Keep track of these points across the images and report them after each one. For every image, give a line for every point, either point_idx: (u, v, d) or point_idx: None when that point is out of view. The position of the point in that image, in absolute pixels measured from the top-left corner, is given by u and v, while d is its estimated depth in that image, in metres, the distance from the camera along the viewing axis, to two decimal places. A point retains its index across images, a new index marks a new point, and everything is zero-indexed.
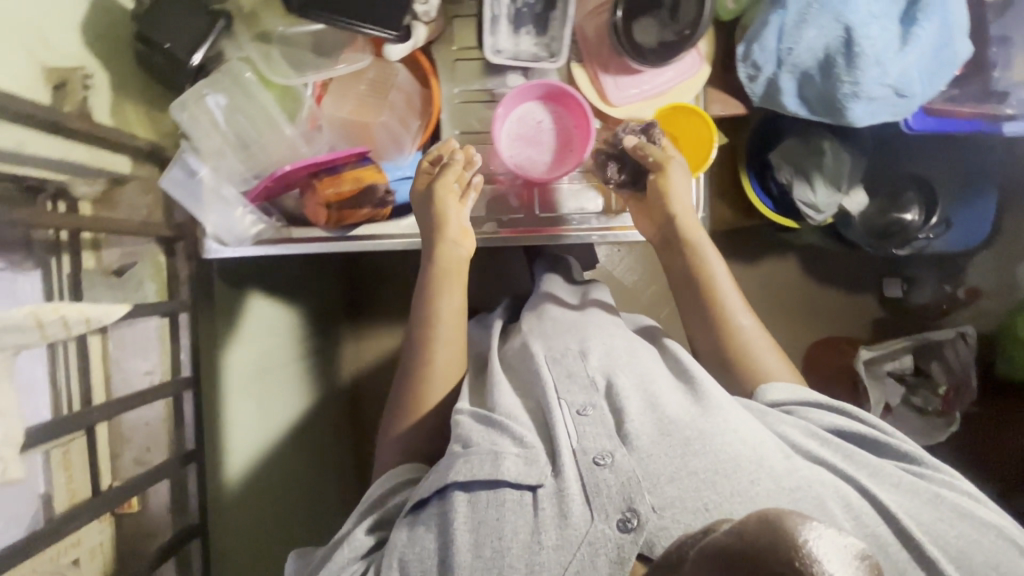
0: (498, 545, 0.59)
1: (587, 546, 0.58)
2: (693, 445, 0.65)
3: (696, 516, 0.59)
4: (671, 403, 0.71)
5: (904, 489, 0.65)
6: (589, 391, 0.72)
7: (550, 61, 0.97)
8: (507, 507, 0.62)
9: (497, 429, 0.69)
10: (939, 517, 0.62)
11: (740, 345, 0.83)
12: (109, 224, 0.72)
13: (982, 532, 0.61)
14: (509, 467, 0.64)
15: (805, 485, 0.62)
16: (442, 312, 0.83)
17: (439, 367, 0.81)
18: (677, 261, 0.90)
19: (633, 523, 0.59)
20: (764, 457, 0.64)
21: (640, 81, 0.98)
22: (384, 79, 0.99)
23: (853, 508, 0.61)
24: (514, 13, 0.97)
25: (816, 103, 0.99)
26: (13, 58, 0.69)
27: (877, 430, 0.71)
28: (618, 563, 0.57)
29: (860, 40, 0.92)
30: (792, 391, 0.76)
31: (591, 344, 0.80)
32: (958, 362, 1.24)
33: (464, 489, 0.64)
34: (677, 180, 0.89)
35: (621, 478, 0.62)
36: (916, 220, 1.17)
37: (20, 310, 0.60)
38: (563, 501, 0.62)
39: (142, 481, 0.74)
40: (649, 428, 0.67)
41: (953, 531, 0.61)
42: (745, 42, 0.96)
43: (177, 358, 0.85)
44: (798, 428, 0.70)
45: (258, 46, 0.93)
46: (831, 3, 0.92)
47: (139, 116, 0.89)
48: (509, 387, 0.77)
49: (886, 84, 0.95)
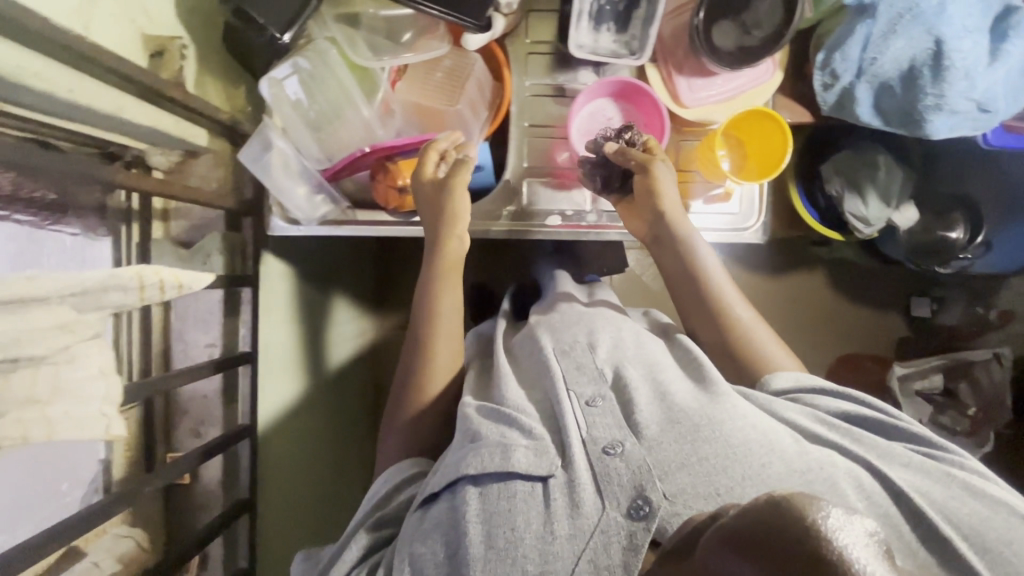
0: (510, 536, 0.53)
1: (600, 536, 0.52)
2: (702, 431, 0.59)
3: (709, 501, 0.54)
4: (679, 390, 0.66)
5: (915, 468, 0.58)
6: (598, 382, 0.66)
7: (633, 59, 0.79)
8: (518, 499, 0.56)
9: (507, 423, 0.63)
10: (951, 495, 0.55)
11: (749, 334, 0.76)
12: (202, 197, 0.73)
13: (996, 510, 0.54)
14: (519, 459, 0.58)
15: (816, 467, 0.56)
16: (444, 306, 0.78)
17: (444, 357, 0.76)
18: (667, 256, 0.81)
19: (645, 510, 0.53)
20: (775, 441, 0.59)
21: (724, 85, 0.82)
22: (461, 69, 0.85)
23: (865, 490, 0.55)
24: (595, 8, 0.78)
25: (894, 117, 0.77)
26: (114, 24, 0.62)
27: (886, 413, 0.65)
28: (631, 552, 0.51)
29: (951, 54, 0.71)
30: (795, 380, 0.69)
31: (599, 335, 0.73)
32: (991, 385, 1.24)
33: (474, 482, 0.58)
34: (667, 178, 0.77)
35: (633, 467, 0.56)
36: (961, 238, 1.11)
37: (125, 267, 0.51)
38: (573, 489, 0.56)
39: (201, 455, 0.74)
40: (656, 416, 0.62)
41: (965, 508, 0.54)
42: (824, 49, 0.76)
43: (235, 333, 0.85)
44: (804, 414, 0.64)
45: (343, 28, 0.80)
46: (924, 12, 0.71)
47: (220, 91, 0.80)
48: (516, 381, 0.70)
49: (973, 101, 0.74)
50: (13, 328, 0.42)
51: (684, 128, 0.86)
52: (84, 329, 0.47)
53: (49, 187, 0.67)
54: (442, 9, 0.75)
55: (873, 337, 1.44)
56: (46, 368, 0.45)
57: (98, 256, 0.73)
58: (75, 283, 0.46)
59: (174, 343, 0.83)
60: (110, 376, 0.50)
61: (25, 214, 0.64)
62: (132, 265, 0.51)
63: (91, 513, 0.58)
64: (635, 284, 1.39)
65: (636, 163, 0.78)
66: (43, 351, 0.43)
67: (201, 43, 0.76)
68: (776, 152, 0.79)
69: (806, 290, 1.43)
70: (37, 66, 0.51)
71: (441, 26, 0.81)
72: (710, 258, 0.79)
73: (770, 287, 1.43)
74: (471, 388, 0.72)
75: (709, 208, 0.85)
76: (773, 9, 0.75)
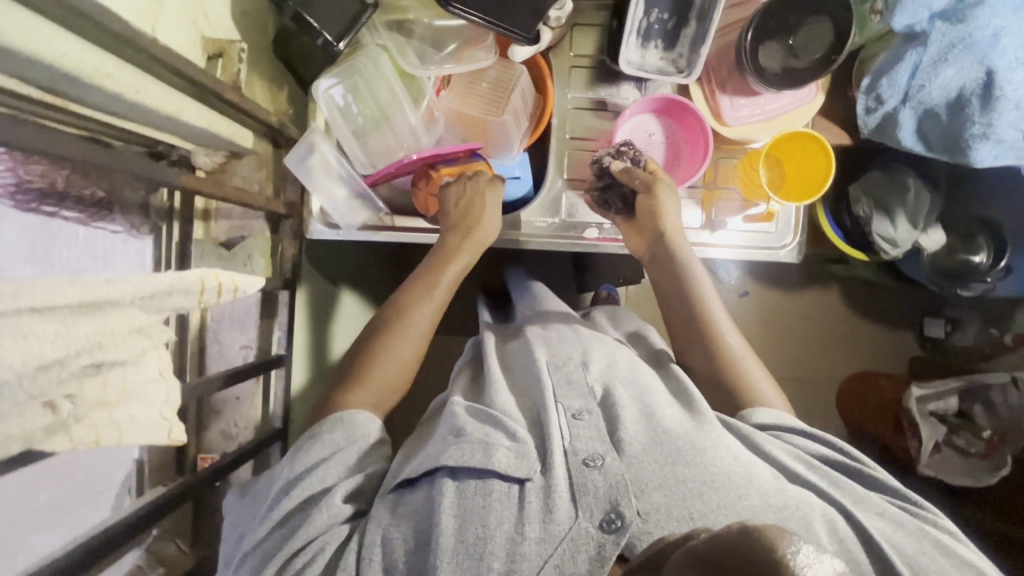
0: (482, 533, 0.54)
1: (569, 543, 0.52)
2: (684, 455, 0.59)
3: (681, 524, 0.54)
4: (666, 413, 0.66)
5: (887, 518, 0.59)
6: (587, 398, 0.65)
7: (681, 76, 0.79)
8: (494, 497, 0.56)
9: (492, 424, 0.63)
10: (921, 550, 0.56)
11: (738, 358, 0.74)
12: (249, 200, 0.74)
13: (961, 571, 0.55)
14: (500, 459, 0.58)
15: (792, 504, 0.56)
16: (428, 314, 0.76)
17: (411, 347, 0.74)
18: (662, 278, 0.80)
19: (618, 524, 0.53)
20: (754, 474, 0.59)
21: (766, 106, 0.83)
22: (506, 81, 0.85)
23: (838, 532, 0.55)
24: (643, 25, 0.79)
25: (938, 143, 0.78)
26: (176, 28, 0.63)
27: (862, 463, 0.66)
28: (598, 563, 0.51)
29: (1004, 84, 0.71)
30: (779, 417, 0.68)
31: (593, 354, 0.73)
32: (1007, 409, 1.19)
33: (452, 475, 0.58)
34: (670, 198, 0.79)
35: (610, 481, 0.56)
36: (984, 263, 1.10)
37: (191, 271, 0.50)
38: (549, 495, 0.56)
39: (235, 459, 0.75)
40: (641, 435, 0.62)
41: (934, 565, 0.55)
42: (870, 75, 0.79)
43: (272, 335, 0.87)
44: (785, 451, 0.64)
45: (394, 36, 0.80)
46: (978, 42, 0.71)
47: (267, 93, 0.81)
48: (506, 388, 0.71)
49: (1020, 131, 0.74)
50: (97, 332, 0.41)
51: (724, 146, 0.87)
52: (157, 333, 0.47)
53: (98, 184, 0.67)
54: (491, 20, 0.76)
55: (884, 356, 1.45)
56: (115, 372, 0.44)
57: (140, 254, 0.73)
58: (146, 286, 0.45)
59: (210, 344, 0.82)
60: (170, 381, 0.49)
61: (72, 211, 0.64)
62: (196, 269, 0.51)
63: (135, 519, 0.59)
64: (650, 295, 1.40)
65: (642, 180, 0.80)
66: (123, 355, 0.43)
67: (251, 46, 0.77)
68: (820, 175, 0.80)
69: (820, 306, 1.44)
70: (111, 67, 0.51)
71: (489, 37, 0.82)
72: (702, 283, 0.78)
73: (785, 303, 1.43)
74: (460, 390, 0.73)
75: (746, 227, 0.85)
76: (822, 34, 0.76)
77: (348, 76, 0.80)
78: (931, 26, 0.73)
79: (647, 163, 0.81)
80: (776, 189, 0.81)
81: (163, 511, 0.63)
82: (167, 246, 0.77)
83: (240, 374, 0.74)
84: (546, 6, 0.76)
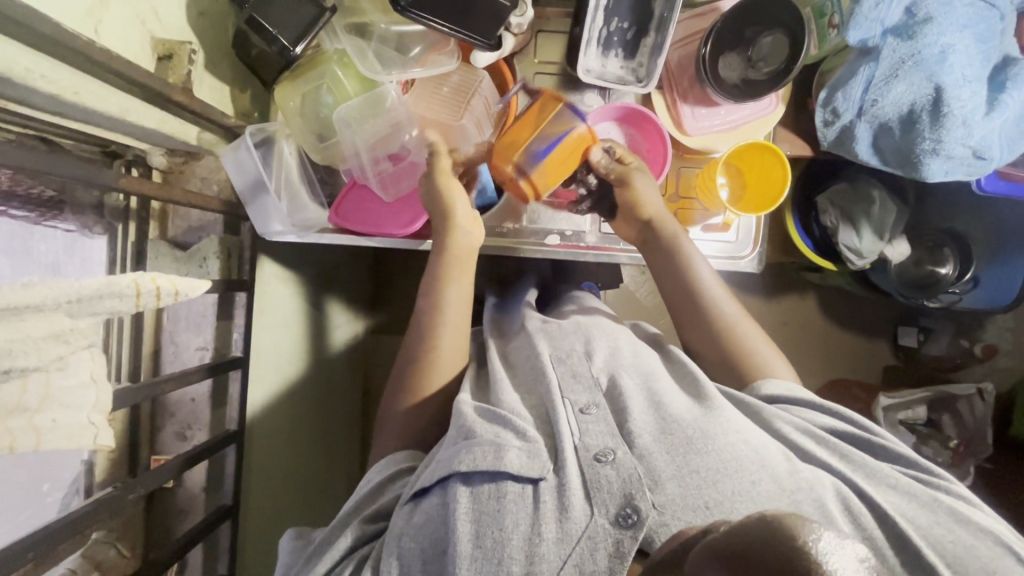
0: (498, 537, 0.54)
1: (587, 541, 0.53)
2: (695, 444, 0.59)
3: (697, 513, 0.54)
4: (674, 400, 0.66)
5: (901, 491, 0.58)
6: (594, 390, 0.66)
7: (639, 86, 0.81)
8: (508, 500, 0.56)
9: (502, 424, 0.62)
10: (936, 521, 0.55)
11: (742, 331, 0.76)
12: (204, 203, 0.72)
13: (979, 537, 0.53)
14: (513, 460, 0.57)
15: (806, 487, 0.56)
16: (448, 303, 0.77)
17: (446, 353, 0.75)
18: (657, 259, 0.80)
19: (634, 518, 0.53)
20: (766, 459, 0.59)
21: (727, 116, 0.83)
22: (468, 86, 0.85)
23: (852, 511, 0.55)
24: (603, 33, 0.80)
25: (892, 157, 0.80)
26: (126, 28, 0.63)
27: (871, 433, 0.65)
28: (617, 559, 0.51)
29: (950, 101, 0.73)
30: (787, 389, 0.69)
31: (596, 344, 0.73)
32: (974, 419, 1.23)
33: (465, 481, 0.57)
34: (647, 186, 0.79)
35: (623, 475, 0.56)
36: (950, 274, 1.12)
37: (124, 275, 0.50)
38: (563, 494, 0.56)
39: (185, 462, 0.73)
40: (650, 425, 0.62)
41: (949, 535, 0.54)
42: (827, 88, 0.79)
43: (229, 335, 0.85)
44: (794, 426, 0.64)
45: (353, 40, 0.80)
46: (927, 59, 0.73)
47: (224, 95, 0.80)
48: (512, 386, 0.69)
49: (968, 147, 0.76)
50: (7, 339, 0.41)
51: (686, 154, 0.87)
52: (78, 340, 0.46)
53: (47, 183, 0.66)
54: (451, 26, 0.76)
55: (859, 366, 1.43)
56: (35, 377, 0.44)
57: (92, 254, 0.72)
58: (70, 290, 0.45)
59: (166, 346, 0.82)
60: (101, 385, 0.49)
61: (21, 210, 0.64)
62: (130, 272, 0.50)
63: (80, 519, 0.59)
64: (627, 301, 1.40)
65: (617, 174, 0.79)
66: (37, 363, 0.43)
67: (210, 47, 0.77)
68: (776, 188, 0.80)
69: (798, 315, 1.42)
70: (46, 68, 0.53)
71: (451, 43, 0.82)
72: (697, 260, 0.79)
73: (764, 311, 1.42)
74: (468, 384, 0.73)
75: (707, 236, 0.86)
76: (781, 47, 0.77)
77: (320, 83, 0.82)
78: (884, 42, 0.74)
79: (616, 152, 0.80)
80: (736, 201, 0.82)
81: (109, 513, 0.62)
82: (122, 245, 0.76)
83: (194, 376, 0.73)
84: (505, 12, 0.76)
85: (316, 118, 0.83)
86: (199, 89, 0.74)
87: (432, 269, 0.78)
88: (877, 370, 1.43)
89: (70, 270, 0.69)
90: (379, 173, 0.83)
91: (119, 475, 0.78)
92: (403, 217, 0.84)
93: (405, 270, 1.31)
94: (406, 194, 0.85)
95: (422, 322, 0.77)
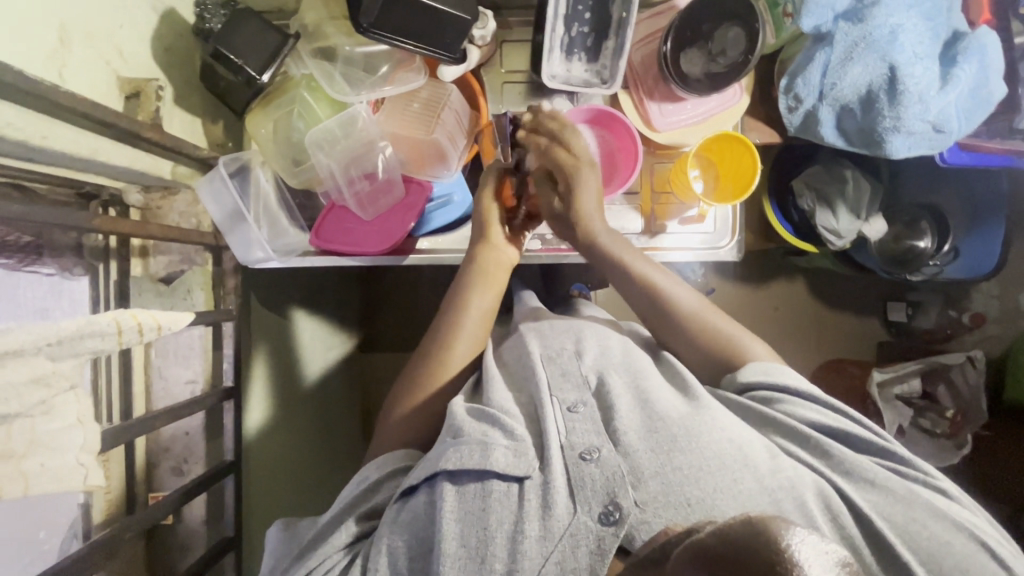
0: (483, 535, 0.55)
1: (568, 538, 0.53)
2: (679, 442, 0.59)
3: (679, 512, 0.54)
4: (661, 398, 0.66)
5: (879, 486, 0.57)
6: (581, 389, 0.66)
7: (604, 87, 0.83)
8: (493, 499, 0.57)
9: (490, 421, 0.63)
10: (912, 517, 0.55)
11: (723, 324, 0.75)
12: (180, 235, 0.71)
13: (954, 533, 0.53)
14: (498, 459, 0.58)
15: (788, 486, 0.56)
16: (473, 309, 0.78)
17: (452, 367, 0.76)
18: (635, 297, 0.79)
19: (615, 516, 0.54)
20: (749, 457, 0.58)
21: (694, 109, 0.85)
22: (437, 100, 0.86)
23: (832, 512, 0.55)
24: (566, 39, 0.83)
25: (857, 137, 0.82)
26: (90, 70, 0.63)
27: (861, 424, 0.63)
28: (597, 556, 0.52)
29: (905, 79, 0.76)
30: (764, 372, 0.67)
31: (586, 343, 0.74)
32: (968, 388, 1.24)
33: (452, 479, 0.58)
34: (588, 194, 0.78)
35: (607, 473, 0.57)
36: (930, 248, 1.12)
37: (104, 314, 0.52)
38: (547, 491, 0.56)
39: (181, 498, 0.72)
40: (636, 423, 0.62)
41: (924, 531, 0.54)
42: (787, 75, 0.81)
43: (218, 366, 0.86)
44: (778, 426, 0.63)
45: (320, 63, 0.81)
46: (879, 42, 0.76)
47: (194, 128, 0.81)
48: (503, 384, 0.70)
49: (928, 123, 0.78)
50: None
51: (658, 150, 0.88)
52: (60, 381, 0.47)
53: (24, 229, 0.64)
54: (416, 43, 0.77)
55: (851, 344, 1.43)
56: (20, 424, 0.45)
57: (77, 295, 0.71)
58: (51, 334, 0.46)
59: (155, 382, 0.81)
60: (88, 426, 0.49)
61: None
62: (110, 312, 0.53)
63: (75, 563, 0.58)
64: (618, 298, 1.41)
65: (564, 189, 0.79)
66: (20, 409, 0.44)
67: (177, 82, 0.78)
68: (748, 174, 0.81)
69: (787, 298, 1.43)
70: (11, 115, 0.54)
71: (417, 59, 0.83)
72: (673, 292, 0.77)
73: (753, 297, 1.43)
74: (464, 390, 0.72)
75: (685, 228, 0.87)
76: (739, 37, 0.78)
77: (292, 111, 0.83)
78: (836, 26, 0.77)
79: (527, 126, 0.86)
80: (711, 192, 0.84)
81: (103, 556, 0.61)
82: (104, 285, 0.75)
83: (185, 410, 0.72)
84: (468, 27, 0.77)
85: (289, 143, 0.84)
86: (169, 122, 0.75)
87: (466, 275, 0.80)
88: (870, 346, 1.43)
89: (57, 314, 0.68)
90: (355, 193, 0.84)
91: (115, 514, 0.77)
92: (386, 233, 0.83)
93: (390, 288, 1.32)
94: (385, 210, 0.85)
95: (445, 333, 0.77)
